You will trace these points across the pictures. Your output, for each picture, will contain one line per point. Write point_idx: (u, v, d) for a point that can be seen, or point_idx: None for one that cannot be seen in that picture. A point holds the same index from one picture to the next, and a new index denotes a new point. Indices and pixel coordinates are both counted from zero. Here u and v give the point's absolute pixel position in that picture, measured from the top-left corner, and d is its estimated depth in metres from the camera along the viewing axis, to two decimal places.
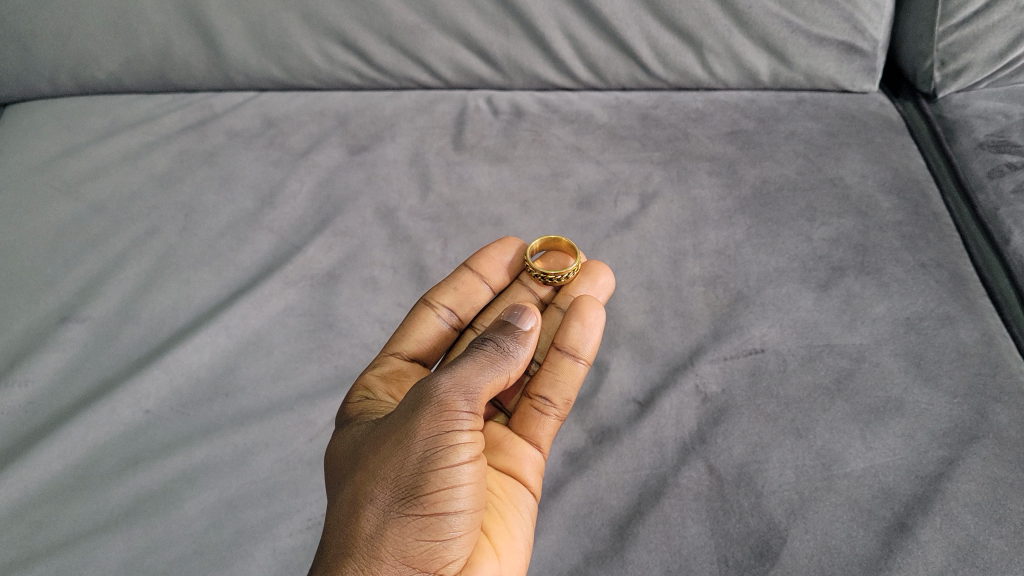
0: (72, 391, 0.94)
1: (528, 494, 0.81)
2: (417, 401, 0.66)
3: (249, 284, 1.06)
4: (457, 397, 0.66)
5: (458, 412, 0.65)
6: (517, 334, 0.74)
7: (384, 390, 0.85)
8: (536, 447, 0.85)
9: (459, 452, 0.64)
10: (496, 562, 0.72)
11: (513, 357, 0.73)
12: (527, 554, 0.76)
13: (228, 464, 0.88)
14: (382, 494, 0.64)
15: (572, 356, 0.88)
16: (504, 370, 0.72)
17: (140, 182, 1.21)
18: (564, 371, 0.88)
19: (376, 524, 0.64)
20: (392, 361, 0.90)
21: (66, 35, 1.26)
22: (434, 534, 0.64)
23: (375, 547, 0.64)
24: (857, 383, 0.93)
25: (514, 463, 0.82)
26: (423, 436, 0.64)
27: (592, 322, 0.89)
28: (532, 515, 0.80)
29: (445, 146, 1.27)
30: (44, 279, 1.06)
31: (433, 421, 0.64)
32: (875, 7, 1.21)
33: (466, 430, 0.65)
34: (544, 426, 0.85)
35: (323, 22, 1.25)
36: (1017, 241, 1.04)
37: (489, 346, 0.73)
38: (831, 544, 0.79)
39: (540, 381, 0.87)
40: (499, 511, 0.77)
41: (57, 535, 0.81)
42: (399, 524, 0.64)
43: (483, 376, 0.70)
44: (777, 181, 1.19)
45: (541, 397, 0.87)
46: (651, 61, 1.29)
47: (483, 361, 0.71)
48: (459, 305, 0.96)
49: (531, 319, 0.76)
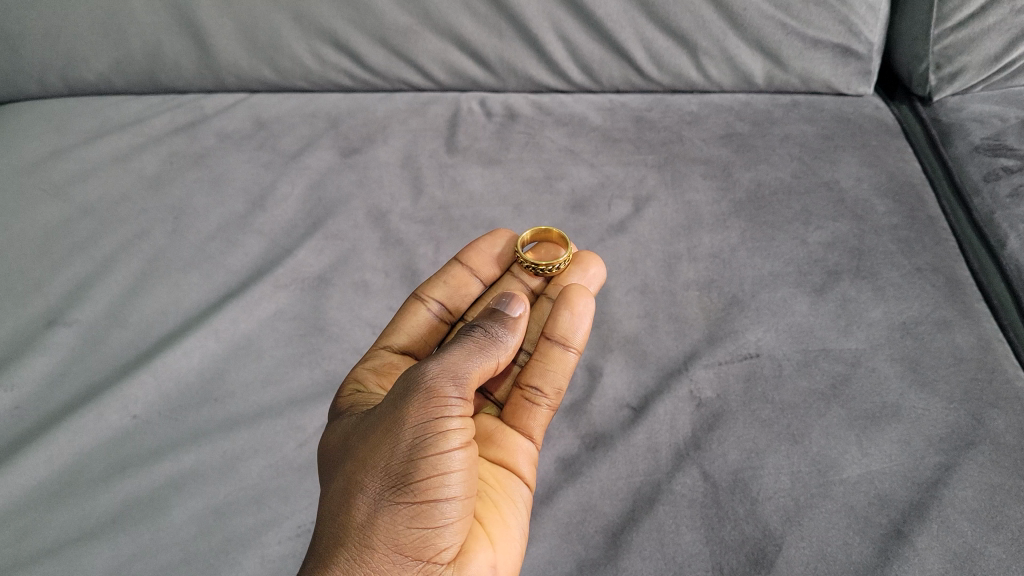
0: (60, 396, 0.92)
1: (523, 485, 0.80)
2: (406, 389, 0.66)
3: (240, 288, 1.04)
4: (446, 384, 0.66)
5: (448, 398, 0.65)
6: (506, 320, 0.75)
7: (375, 383, 0.84)
8: (529, 438, 0.84)
9: (450, 438, 0.63)
10: (491, 551, 0.71)
11: (503, 342, 0.73)
12: (522, 544, 0.75)
13: (217, 470, 0.87)
14: (373, 483, 0.63)
15: (562, 345, 0.86)
16: (493, 356, 0.72)
17: (129, 184, 1.20)
18: (554, 360, 0.86)
19: (368, 514, 0.63)
20: (383, 354, 0.89)
21: (54, 35, 1.25)
22: (426, 522, 0.62)
23: (367, 536, 0.63)
24: (853, 388, 0.93)
25: (507, 454, 0.82)
26: (412, 423, 0.63)
27: (582, 309, 0.87)
28: (527, 505, 0.79)
29: (438, 149, 1.26)
30: (32, 282, 1.04)
31: (422, 407, 0.63)
32: (870, 10, 1.20)
33: (455, 416, 0.64)
34: (536, 416, 0.84)
35: (315, 23, 1.24)
36: (1013, 246, 1.04)
37: (478, 332, 0.73)
38: (827, 551, 0.79)
39: (531, 371, 0.86)
40: (493, 501, 0.77)
41: (42, 542, 0.80)
42: (390, 512, 0.62)
43: (471, 362, 0.69)
44: (772, 184, 1.18)
45: (532, 387, 0.85)
46: (646, 63, 1.28)
47: (471, 347, 0.71)
48: (450, 298, 0.96)
49: (520, 306, 0.78)
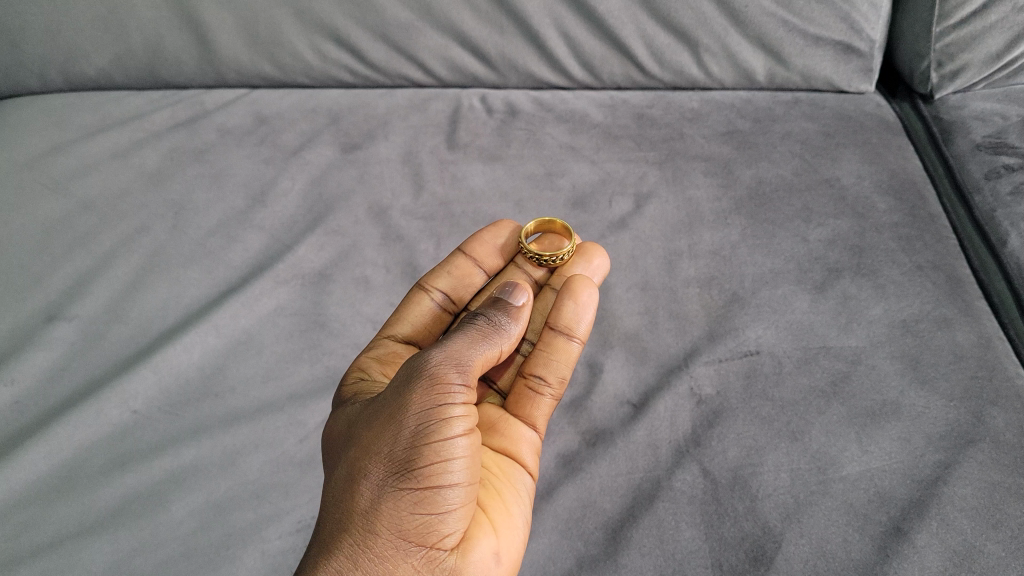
0: (60, 390, 0.93)
1: (526, 474, 0.81)
2: (409, 377, 0.66)
3: (240, 283, 1.04)
4: (450, 371, 0.65)
5: (451, 385, 0.65)
6: (509, 309, 0.75)
7: (379, 371, 0.84)
8: (532, 427, 0.84)
9: (453, 425, 0.63)
10: (494, 538, 0.70)
11: (506, 331, 0.73)
12: (525, 532, 0.75)
13: (217, 466, 0.87)
14: (377, 469, 0.63)
15: (566, 335, 0.86)
16: (496, 344, 0.72)
17: (130, 179, 1.20)
18: (558, 350, 0.86)
19: (371, 500, 0.63)
20: (387, 344, 0.89)
21: (55, 30, 1.25)
22: (430, 508, 0.62)
23: (370, 522, 0.63)
24: (853, 386, 0.93)
25: (511, 444, 0.82)
26: (415, 410, 0.63)
27: (585, 300, 0.87)
28: (529, 495, 0.79)
29: (439, 145, 1.25)
30: (32, 278, 1.04)
31: (426, 394, 0.63)
32: (873, 7, 1.20)
33: (459, 403, 0.64)
34: (539, 406, 0.84)
35: (315, 19, 1.24)
36: (1014, 244, 1.04)
37: (481, 321, 0.73)
38: (826, 548, 0.79)
39: (535, 361, 0.85)
40: (496, 489, 0.76)
41: (41, 537, 0.80)
42: (393, 499, 0.62)
43: (474, 350, 0.69)
44: (773, 181, 1.18)
45: (535, 376, 0.85)
46: (647, 60, 1.28)
47: (475, 335, 0.71)
48: (453, 289, 0.96)
49: (523, 295, 0.77)
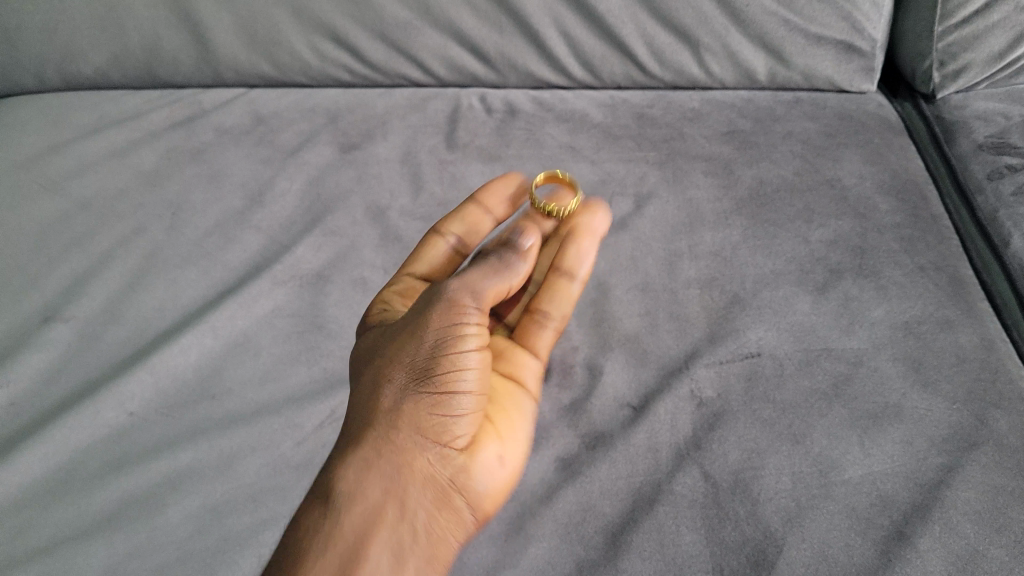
0: (57, 392, 0.92)
1: (530, 399, 0.85)
2: (430, 300, 0.70)
3: (237, 284, 1.03)
4: (466, 296, 0.70)
5: (467, 308, 0.70)
6: (519, 247, 0.80)
7: (397, 302, 0.88)
8: (536, 355, 0.91)
9: (467, 340, 0.68)
10: (499, 445, 0.76)
11: (516, 265, 0.78)
12: (528, 447, 0.80)
13: (214, 468, 0.86)
14: (397, 375, 0.68)
15: (568, 276, 0.95)
16: (507, 277, 0.76)
17: (127, 179, 1.18)
18: (560, 288, 0.95)
19: (391, 400, 0.67)
20: (404, 281, 0.92)
21: (52, 29, 1.24)
22: (444, 411, 0.67)
23: (391, 421, 0.66)
24: (854, 388, 0.92)
25: (516, 369, 0.87)
26: (434, 326, 0.68)
27: (587, 246, 0.98)
28: (533, 415, 0.84)
29: (438, 145, 1.24)
30: (28, 278, 1.04)
31: (444, 313, 0.68)
32: (875, 6, 1.20)
33: (472, 323, 0.70)
34: (543, 335, 0.92)
35: (314, 18, 1.23)
36: (1017, 244, 1.04)
37: (493, 257, 0.78)
38: (828, 553, 0.79)
39: (541, 296, 0.94)
40: (504, 408, 0.81)
41: (36, 541, 0.80)
42: (414, 400, 0.66)
43: (488, 280, 0.74)
44: (774, 182, 1.17)
45: (541, 311, 0.93)
46: (647, 60, 1.27)
47: (487, 267, 0.76)
48: (466, 234, 0.98)
49: (532, 236, 0.82)
